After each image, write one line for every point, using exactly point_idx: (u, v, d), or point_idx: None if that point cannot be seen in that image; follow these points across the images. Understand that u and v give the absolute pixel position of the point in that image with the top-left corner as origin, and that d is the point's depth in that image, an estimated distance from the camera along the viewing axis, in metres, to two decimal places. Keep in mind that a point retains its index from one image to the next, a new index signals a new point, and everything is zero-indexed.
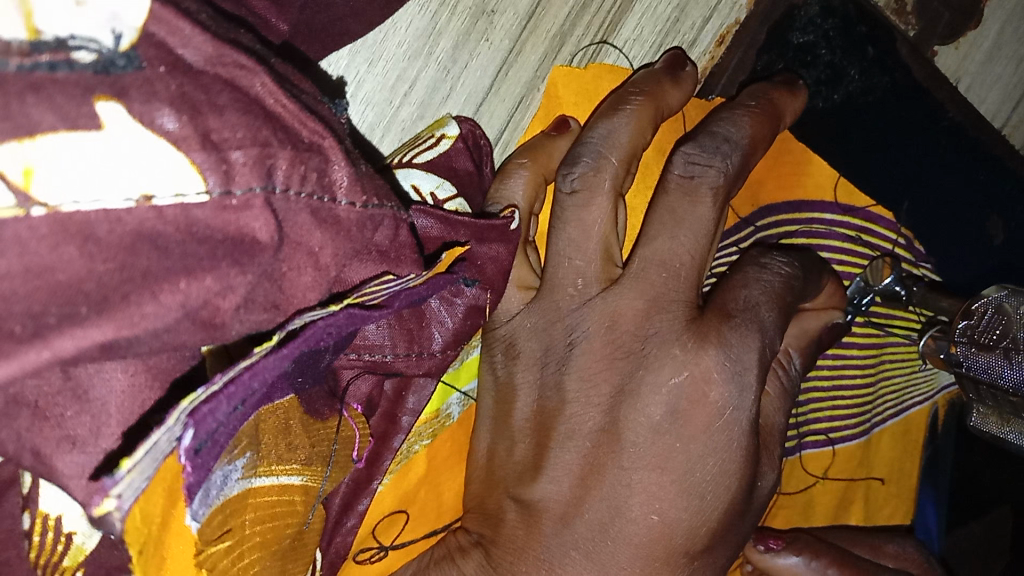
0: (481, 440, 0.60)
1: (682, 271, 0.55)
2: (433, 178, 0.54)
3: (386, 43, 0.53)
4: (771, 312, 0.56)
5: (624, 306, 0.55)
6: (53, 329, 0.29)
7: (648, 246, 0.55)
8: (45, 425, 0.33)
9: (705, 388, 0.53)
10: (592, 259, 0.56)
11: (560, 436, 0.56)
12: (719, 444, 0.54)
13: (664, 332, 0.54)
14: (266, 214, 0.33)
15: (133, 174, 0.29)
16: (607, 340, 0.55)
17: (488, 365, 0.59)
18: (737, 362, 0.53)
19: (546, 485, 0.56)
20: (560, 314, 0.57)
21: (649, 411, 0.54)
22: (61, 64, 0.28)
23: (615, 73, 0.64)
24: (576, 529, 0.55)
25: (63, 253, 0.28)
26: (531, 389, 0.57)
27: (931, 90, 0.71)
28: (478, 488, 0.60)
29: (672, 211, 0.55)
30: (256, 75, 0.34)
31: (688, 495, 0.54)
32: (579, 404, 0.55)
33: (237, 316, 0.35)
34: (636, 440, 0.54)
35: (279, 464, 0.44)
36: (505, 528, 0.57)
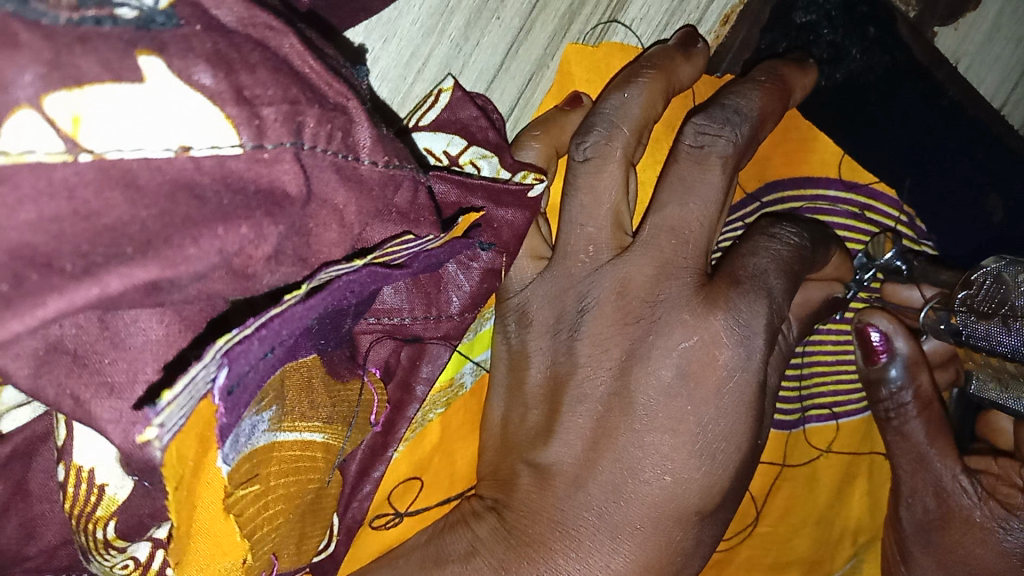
0: (494, 408, 0.62)
1: (691, 238, 0.57)
2: (442, 137, 0.55)
3: (400, 21, 0.54)
4: (780, 280, 0.58)
5: (634, 272, 0.56)
6: (100, 270, 0.31)
7: (659, 213, 0.57)
8: (83, 371, 0.34)
9: (714, 351, 0.55)
10: (603, 226, 0.57)
11: (571, 401, 0.57)
12: (727, 404, 0.56)
13: (675, 297, 0.56)
14: (295, 168, 0.35)
15: (173, 126, 0.31)
16: (618, 305, 0.56)
17: (500, 334, 0.61)
18: (745, 326, 0.55)
19: (559, 448, 0.57)
20: (572, 281, 0.58)
21: (660, 374, 0.55)
22: (105, 19, 0.30)
23: (626, 51, 0.66)
24: (589, 491, 0.57)
25: (108, 198, 0.30)
26: (544, 355, 0.59)
27: (931, 69, 0.72)
28: (491, 457, 0.62)
29: (682, 179, 0.57)
30: (285, 36, 0.36)
31: (699, 455, 0.56)
32: (591, 368, 0.57)
33: (269, 267, 0.36)
34: (648, 403, 0.56)
35: (303, 420, 0.46)
36: (519, 492, 0.58)
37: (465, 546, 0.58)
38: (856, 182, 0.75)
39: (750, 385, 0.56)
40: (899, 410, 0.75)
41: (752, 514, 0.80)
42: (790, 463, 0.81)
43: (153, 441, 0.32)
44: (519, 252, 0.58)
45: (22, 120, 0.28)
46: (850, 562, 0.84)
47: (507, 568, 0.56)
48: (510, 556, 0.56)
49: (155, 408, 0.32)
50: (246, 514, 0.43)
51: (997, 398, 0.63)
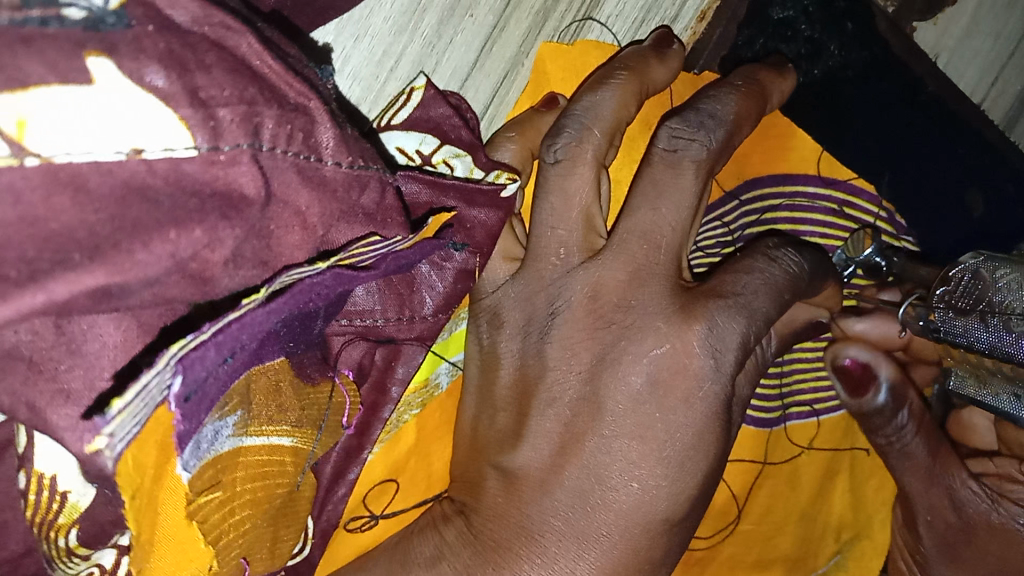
0: (466, 409, 0.61)
1: (664, 244, 0.56)
2: (415, 136, 0.55)
3: (371, 19, 0.54)
4: (766, 300, 0.57)
5: (606, 277, 0.56)
6: (45, 277, 0.30)
7: (630, 218, 0.56)
8: (39, 377, 0.34)
9: (686, 360, 0.55)
10: (574, 228, 0.56)
11: (540, 404, 0.57)
12: (696, 413, 0.55)
13: (646, 303, 0.55)
14: (253, 170, 0.34)
15: (125, 128, 0.30)
16: (589, 310, 0.56)
17: (473, 333, 0.60)
18: (718, 341, 0.55)
19: (527, 452, 0.57)
20: (543, 284, 0.57)
21: (630, 381, 0.55)
22: (52, 20, 0.29)
23: (603, 48, 0.65)
24: (556, 497, 0.57)
25: (55, 203, 0.29)
26: (514, 357, 0.58)
27: (909, 64, 0.72)
28: (464, 457, 0.61)
29: (655, 183, 0.56)
30: (243, 36, 0.35)
31: (666, 463, 0.56)
32: (560, 371, 0.57)
33: (227, 271, 0.36)
34: (616, 410, 0.56)
35: (271, 424, 0.45)
36: (487, 496, 0.58)
37: (432, 549, 0.58)
38: (835, 179, 0.74)
39: (718, 400, 0.56)
40: (898, 434, 0.73)
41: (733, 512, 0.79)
42: (771, 461, 0.80)
43: (104, 450, 0.32)
44: (492, 252, 0.57)
45: None
46: (834, 559, 0.84)
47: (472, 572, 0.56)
48: (476, 559, 0.56)
49: (104, 417, 0.32)
50: (211, 522, 0.43)
51: (975, 394, 0.63)
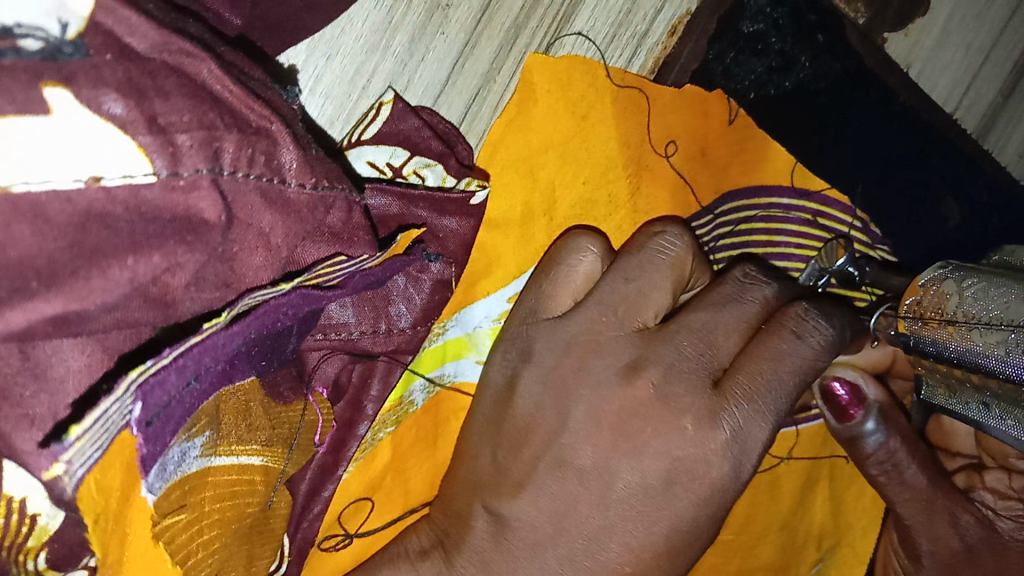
0: (477, 451, 0.58)
1: (720, 344, 0.55)
2: (385, 150, 0.57)
3: (342, 38, 0.55)
4: (790, 397, 0.55)
5: (650, 364, 0.53)
6: (6, 305, 0.31)
7: (690, 316, 0.55)
8: (4, 404, 0.34)
9: (704, 466, 0.53)
10: (633, 307, 0.55)
11: (550, 462, 0.55)
12: (699, 510, 0.54)
13: (688, 390, 0.53)
14: (213, 195, 0.35)
15: (84, 156, 0.31)
16: (631, 381, 0.54)
17: (497, 367, 0.58)
18: (745, 435, 0.54)
19: (526, 503, 0.55)
20: (581, 342, 0.55)
21: (649, 460, 0.53)
22: (8, 51, 0.30)
23: (587, 64, 0.66)
24: (544, 556, 0.55)
25: (14, 230, 0.30)
26: (535, 404, 0.56)
27: (882, 74, 0.73)
28: (456, 486, 0.59)
29: (717, 303, 0.56)
30: (203, 62, 0.35)
31: (653, 548, 0.55)
32: (580, 442, 0.54)
33: (189, 294, 0.37)
34: (629, 484, 0.54)
35: (239, 444, 0.45)
36: (472, 536, 0.56)
37: None
38: (808, 190, 0.74)
39: (723, 496, 0.55)
40: (893, 459, 0.65)
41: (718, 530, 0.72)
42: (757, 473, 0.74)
43: (62, 476, 0.36)
44: (536, 300, 0.58)
45: None
46: (816, 568, 0.78)
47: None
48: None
49: (62, 443, 0.35)
50: (178, 541, 0.43)
51: (946, 405, 0.63)
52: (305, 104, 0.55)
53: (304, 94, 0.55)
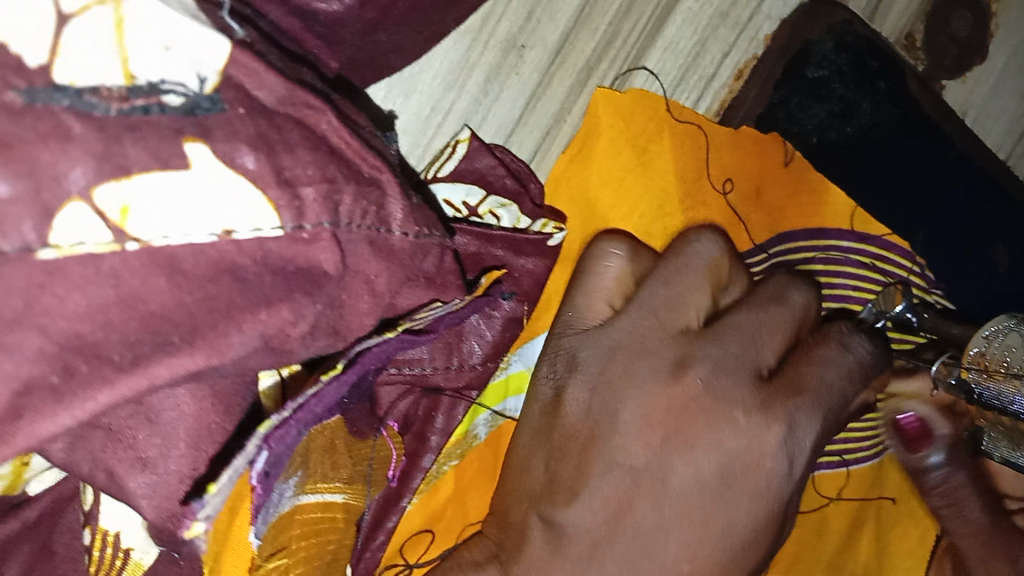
0: (520, 441, 0.55)
1: (764, 350, 0.52)
2: (461, 188, 0.56)
3: (420, 76, 0.57)
4: (841, 393, 0.53)
5: (698, 361, 0.51)
6: (148, 360, 0.31)
7: (736, 319, 0.52)
8: (118, 446, 0.35)
9: (760, 458, 0.50)
10: (676, 305, 0.52)
11: (604, 466, 0.50)
12: (757, 514, 0.50)
13: (734, 389, 0.50)
14: (333, 247, 0.35)
15: (218, 210, 0.31)
16: (675, 380, 0.50)
17: (545, 375, 0.55)
18: (795, 441, 0.51)
19: (580, 510, 0.50)
20: (627, 343, 0.52)
21: (702, 462, 0.50)
22: (154, 107, 0.30)
23: (647, 98, 0.67)
24: (600, 564, 0.50)
25: (153, 284, 0.30)
26: (582, 408, 0.52)
27: (939, 121, 0.73)
28: (508, 498, 0.55)
29: (767, 318, 0.53)
30: (323, 114, 0.36)
31: (718, 558, 0.50)
32: (632, 442, 0.50)
33: (305, 343, 0.36)
34: (686, 488, 0.50)
35: (325, 481, 0.46)
36: (529, 549, 0.51)
37: None
38: (868, 233, 0.74)
39: (778, 502, 0.51)
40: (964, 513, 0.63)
41: None
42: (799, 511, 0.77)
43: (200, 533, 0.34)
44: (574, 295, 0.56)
45: (73, 210, 0.28)
46: None
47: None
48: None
49: (200, 499, 0.33)
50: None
51: (1008, 457, 0.63)
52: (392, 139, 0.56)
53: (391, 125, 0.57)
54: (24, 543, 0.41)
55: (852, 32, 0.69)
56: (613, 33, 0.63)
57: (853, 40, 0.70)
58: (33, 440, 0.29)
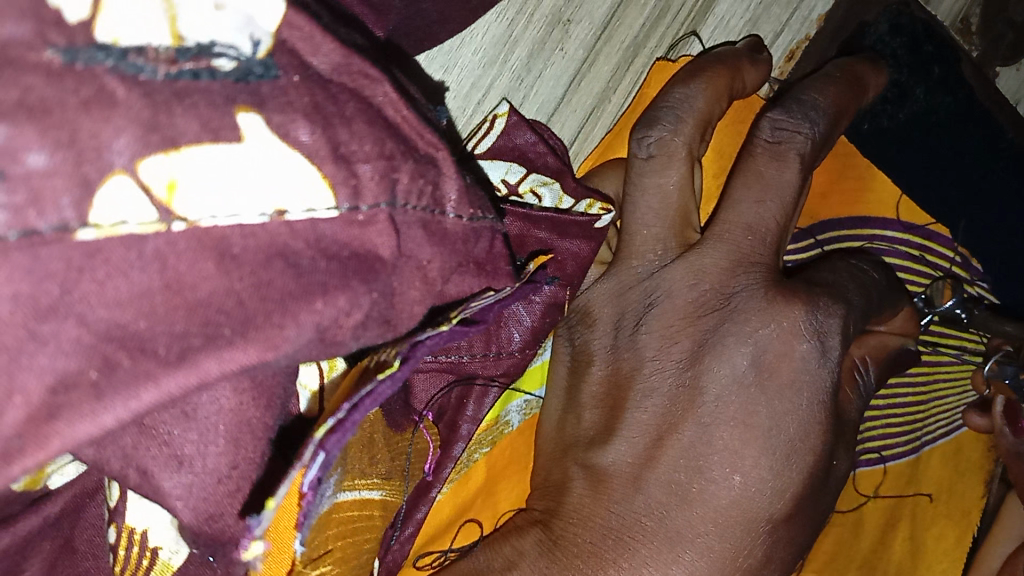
0: (550, 414, 0.59)
1: (768, 237, 0.55)
2: (500, 165, 0.53)
3: (462, 50, 0.53)
4: (858, 294, 0.58)
5: (708, 263, 0.54)
6: (197, 354, 0.28)
7: (732, 209, 0.55)
8: (152, 442, 0.32)
9: (791, 342, 0.53)
10: (670, 225, 0.55)
11: (637, 396, 0.54)
12: (800, 403, 0.53)
13: (750, 289, 0.53)
14: (389, 230, 0.32)
15: (270, 188, 0.28)
16: (691, 298, 0.54)
17: (562, 334, 0.59)
18: (821, 324, 0.54)
19: (618, 447, 0.54)
20: (637, 279, 0.55)
21: (733, 362, 0.52)
22: (203, 72, 0.27)
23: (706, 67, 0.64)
24: (649, 492, 0.53)
25: (201, 269, 0.27)
26: (606, 354, 0.56)
27: (993, 111, 0.75)
28: (547, 460, 0.58)
29: (759, 173, 0.55)
30: (380, 84, 0.33)
31: (772, 453, 0.53)
32: (659, 363, 0.54)
33: (356, 335, 0.33)
34: (718, 395, 0.53)
35: (362, 478, 0.43)
36: (572, 497, 0.55)
37: (503, 560, 0.54)
38: (913, 224, 0.77)
39: (823, 389, 0.54)
40: None
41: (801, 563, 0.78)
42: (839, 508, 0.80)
43: (257, 556, 0.30)
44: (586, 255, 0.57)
45: (115, 184, 0.25)
46: None
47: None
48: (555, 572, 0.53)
49: (257, 518, 0.28)
50: None
51: None
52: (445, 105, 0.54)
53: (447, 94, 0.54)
54: (46, 541, 0.39)
55: (909, 15, 0.71)
56: (663, 8, 0.60)
57: (909, 23, 0.71)
58: (69, 444, 0.26)
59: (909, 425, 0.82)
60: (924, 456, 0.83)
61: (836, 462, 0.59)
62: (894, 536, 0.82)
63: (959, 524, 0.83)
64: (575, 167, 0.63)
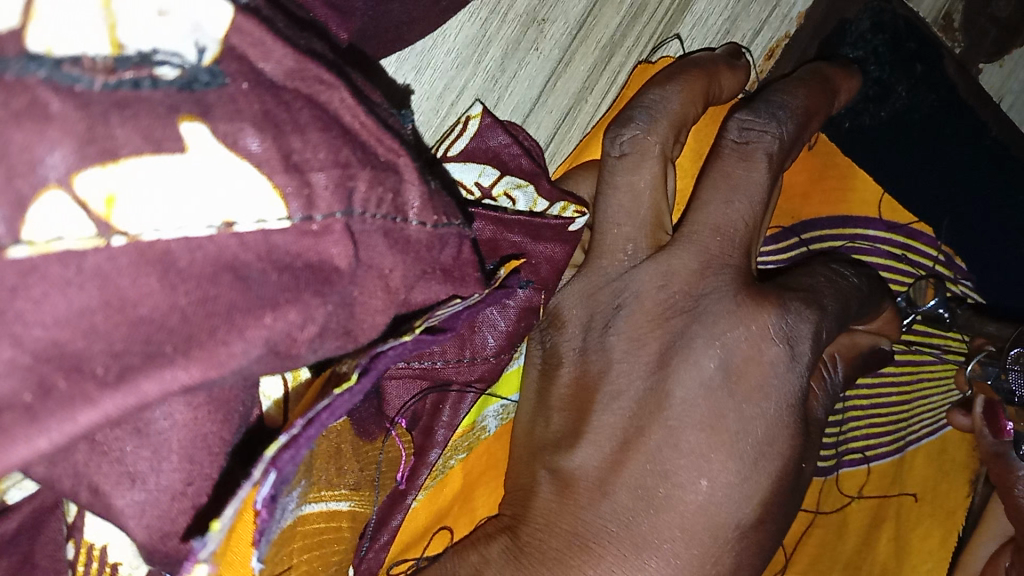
0: (521, 414, 0.58)
1: (737, 238, 0.54)
2: (473, 167, 0.52)
3: (434, 51, 0.52)
4: (832, 300, 0.57)
5: (678, 265, 0.53)
6: (137, 374, 0.27)
7: (701, 210, 0.54)
8: (104, 459, 0.31)
9: (761, 347, 0.52)
10: (642, 225, 0.54)
11: (605, 399, 0.54)
12: (768, 408, 0.53)
13: (719, 291, 0.53)
14: (345, 240, 0.31)
15: (216, 199, 0.27)
16: (660, 300, 0.53)
17: (534, 338, 0.58)
18: (790, 328, 0.53)
19: (586, 451, 0.54)
20: (607, 279, 0.55)
21: (701, 364, 0.52)
22: (145, 81, 0.26)
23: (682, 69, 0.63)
24: (616, 498, 0.52)
25: (143, 285, 0.26)
26: (575, 356, 0.56)
27: (976, 108, 0.76)
28: (517, 463, 0.57)
29: (727, 174, 0.54)
30: (336, 90, 0.32)
31: (740, 458, 0.52)
32: (627, 366, 0.53)
33: (312, 347, 0.32)
34: (686, 398, 0.52)
35: (329, 488, 0.43)
36: (538, 503, 0.54)
37: (470, 568, 0.53)
38: (896, 223, 0.77)
39: (792, 394, 0.53)
40: None
41: (782, 563, 0.78)
42: (822, 510, 0.80)
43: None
44: (558, 256, 0.56)
45: (50, 199, 0.24)
46: None
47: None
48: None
49: (203, 539, 0.29)
50: None
51: None
52: (413, 108, 0.53)
53: (417, 96, 0.53)
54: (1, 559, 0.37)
55: (890, 12, 0.72)
56: (640, 6, 0.59)
57: (892, 21, 0.72)
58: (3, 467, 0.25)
59: (892, 425, 0.82)
60: (908, 456, 0.83)
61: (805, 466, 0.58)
62: (877, 537, 0.82)
63: (942, 526, 0.84)
64: (551, 170, 0.61)
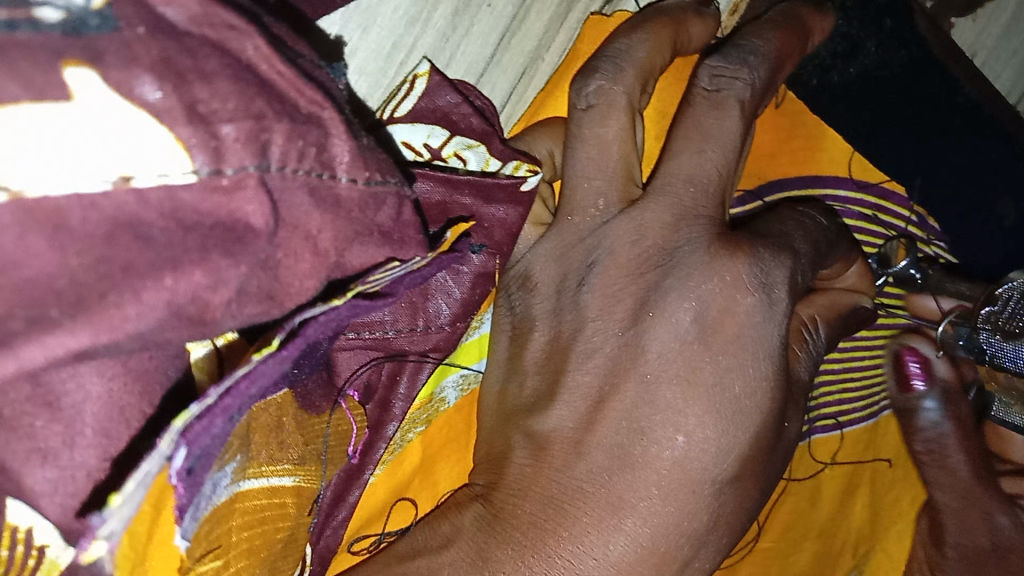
0: (491, 381, 0.56)
1: (711, 190, 0.53)
2: (421, 129, 0.50)
3: (381, 8, 0.49)
4: (805, 243, 0.57)
5: (651, 218, 0.52)
6: (17, 340, 0.25)
7: (673, 161, 0.53)
8: (14, 437, 0.29)
9: (735, 297, 0.51)
10: (613, 178, 0.52)
11: (578, 358, 0.52)
12: (746, 358, 0.52)
13: (693, 243, 0.51)
14: (261, 196, 0.29)
15: (108, 153, 0.25)
16: (633, 256, 0.52)
17: (502, 303, 0.55)
18: (765, 276, 0.52)
19: (560, 412, 0.52)
20: (578, 237, 0.53)
21: (676, 318, 0.51)
22: (21, 23, 0.24)
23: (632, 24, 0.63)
24: (591, 458, 0.51)
25: (29, 245, 0.25)
26: (548, 319, 0.54)
27: (948, 64, 0.74)
28: (489, 432, 0.56)
29: (699, 124, 0.53)
30: (249, 37, 0.30)
31: (716, 412, 0.51)
32: (601, 323, 0.52)
33: (229, 312, 0.31)
34: (661, 351, 0.51)
35: (269, 464, 0.41)
36: (512, 469, 0.53)
37: (440, 538, 0.52)
38: (867, 182, 0.78)
39: (770, 342, 0.52)
40: None
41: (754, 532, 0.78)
42: (795, 477, 0.79)
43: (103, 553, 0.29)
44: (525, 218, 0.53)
45: None
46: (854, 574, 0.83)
47: (488, 555, 0.50)
48: (492, 546, 0.51)
49: (102, 514, 0.27)
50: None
51: None
52: (355, 67, 0.49)
53: (362, 56, 0.50)
54: None
55: None
56: None
57: None
58: None
59: (865, 390, 0.82)
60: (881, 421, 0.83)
61: (789, 425, 0.58)
62: (848, 503, 0.82)
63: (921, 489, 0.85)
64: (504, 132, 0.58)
